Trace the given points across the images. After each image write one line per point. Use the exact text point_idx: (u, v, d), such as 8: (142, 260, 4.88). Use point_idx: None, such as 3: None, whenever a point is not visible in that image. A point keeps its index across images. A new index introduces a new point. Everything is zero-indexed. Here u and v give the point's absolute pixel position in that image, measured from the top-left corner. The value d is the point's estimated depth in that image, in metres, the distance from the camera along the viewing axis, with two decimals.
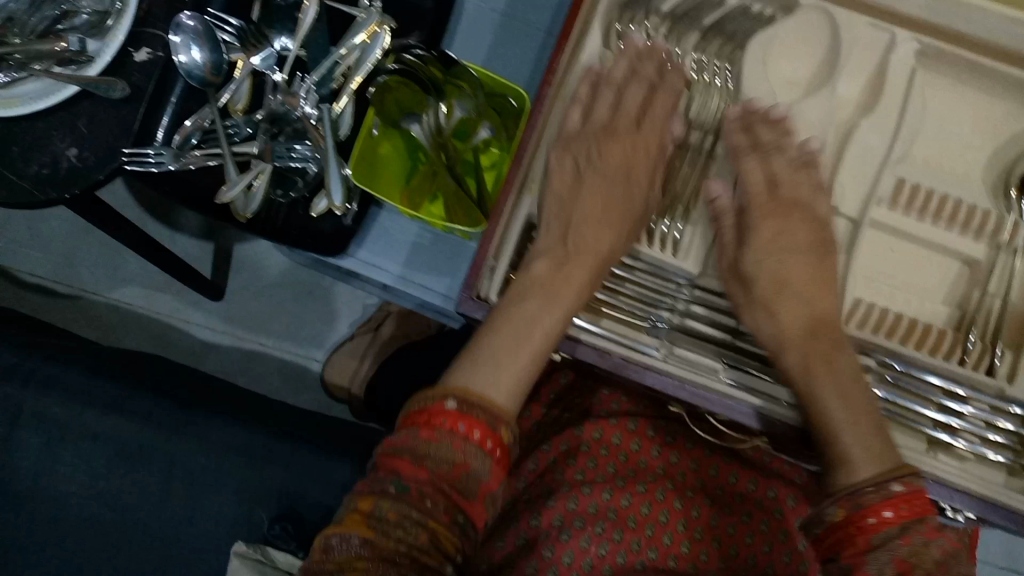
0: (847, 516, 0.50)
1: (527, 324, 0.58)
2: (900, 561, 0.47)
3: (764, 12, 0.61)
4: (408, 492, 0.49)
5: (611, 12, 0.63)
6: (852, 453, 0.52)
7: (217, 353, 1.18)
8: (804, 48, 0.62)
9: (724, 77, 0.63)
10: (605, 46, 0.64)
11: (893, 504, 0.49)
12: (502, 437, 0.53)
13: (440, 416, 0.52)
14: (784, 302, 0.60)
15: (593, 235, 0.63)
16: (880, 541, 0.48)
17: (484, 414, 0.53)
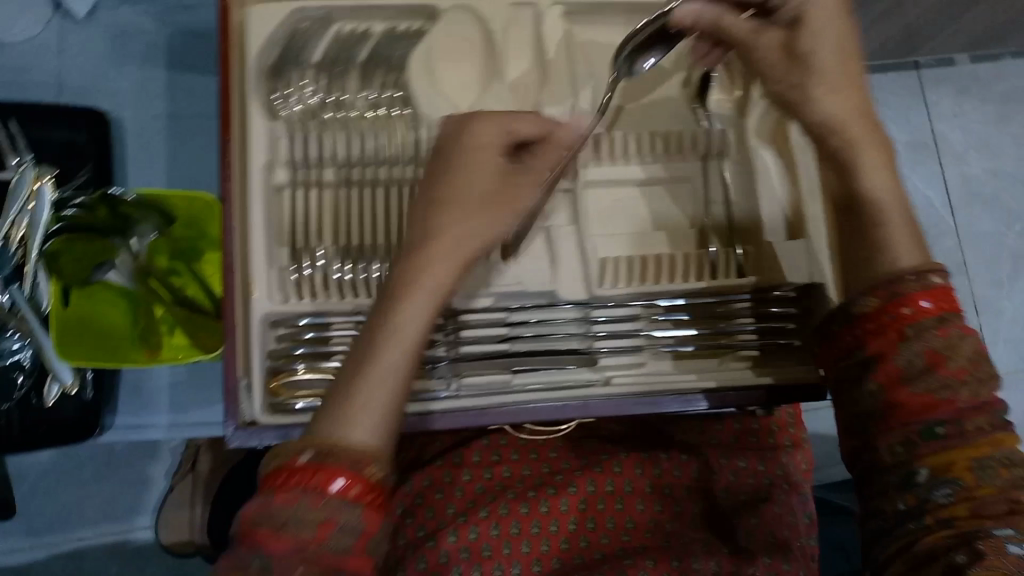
0: (885, 304, 0.46)
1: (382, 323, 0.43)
2: (933, 352, 0.45)
3: (410, 28, 0.61)
4: (272, 567, 0.37)
5: (260, 79, 0.59)
6: (896, 235, 0.47)
7: None
8: (462, 58, 0.61)
9: (400, 106, 0.61)
10: (265, 125, 0.59)
11: (932, 294, 0.45)
12: (375, 477, 0.40)
13: (293, 473, 0.39)
14: (824, 98, 0.49)
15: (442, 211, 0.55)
16: (913, 331, 0.45)
17: (349, 458, 0.40)
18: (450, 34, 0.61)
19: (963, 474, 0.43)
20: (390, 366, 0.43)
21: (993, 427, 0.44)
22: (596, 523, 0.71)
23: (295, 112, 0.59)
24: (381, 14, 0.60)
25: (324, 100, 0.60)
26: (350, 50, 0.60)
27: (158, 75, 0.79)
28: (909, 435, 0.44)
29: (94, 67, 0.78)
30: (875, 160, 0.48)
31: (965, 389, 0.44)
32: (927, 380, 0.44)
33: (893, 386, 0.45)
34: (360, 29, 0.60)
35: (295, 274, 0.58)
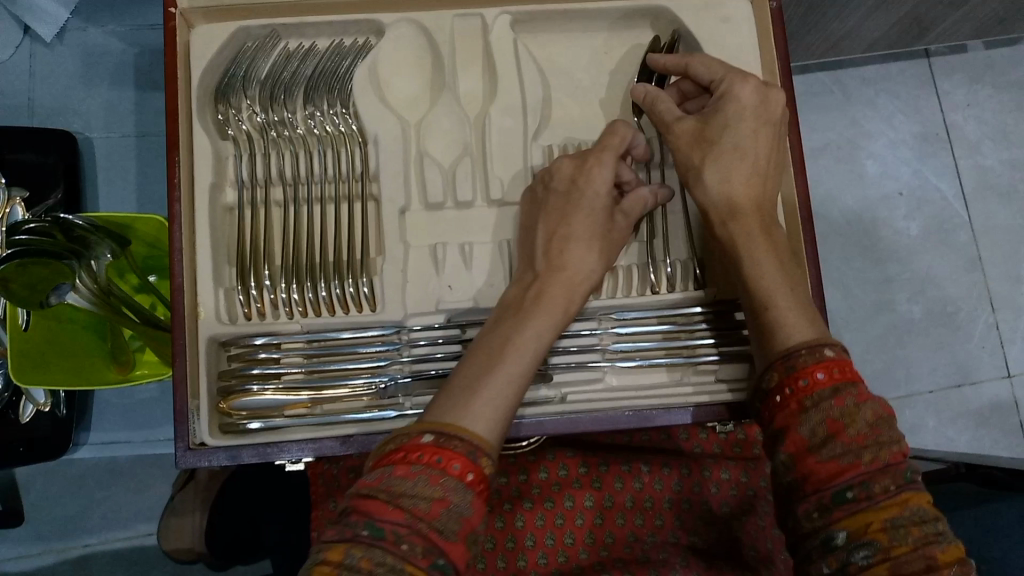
0: (784, 379, 0.43)
1: (500, 344, 0.46)
2: (833, 421, 0.40)
3: (356, 41, 0.61)
4: (383, 535, 0.37)
5: (202, 102, 0.59)
6: (787, 315, 0.46)
7: None
8: (414, 74, 0.61)
9: (347, 121, 0.60)
10: (215, 141, 0.59)
11: (825, 365, 0.42)
12: (487, 471, 0.40)
13: (416, 451, 0.40)
14: (719, 172, 0.51)
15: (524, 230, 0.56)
16: (812, 402, 0.41)
17: (466, 446, 0.40)
18: (394, 57, 0.61)
19: (877, 535, 0.37)
20: (509, 374, 0.45)
21: (898, 487, 0.38)
22: (573, 537, 0.65)
23: (241, 129, 0.59)
24: (327, 29, 0.60)
25: (268, 120, 0.60)
26: (299, 63, 0.60)
27: (128, 97, 0.85)
28: (822, 500, 0.39)
29: (63, 88, 0.85)
30: (759, 250, 0.48)
31: (868, 451, 0.39)
32: (830, 449, 0.39)
33: (802, 456, 0.40)
34: (305, 47, 0.61)
35: (243, 293, 0.57)
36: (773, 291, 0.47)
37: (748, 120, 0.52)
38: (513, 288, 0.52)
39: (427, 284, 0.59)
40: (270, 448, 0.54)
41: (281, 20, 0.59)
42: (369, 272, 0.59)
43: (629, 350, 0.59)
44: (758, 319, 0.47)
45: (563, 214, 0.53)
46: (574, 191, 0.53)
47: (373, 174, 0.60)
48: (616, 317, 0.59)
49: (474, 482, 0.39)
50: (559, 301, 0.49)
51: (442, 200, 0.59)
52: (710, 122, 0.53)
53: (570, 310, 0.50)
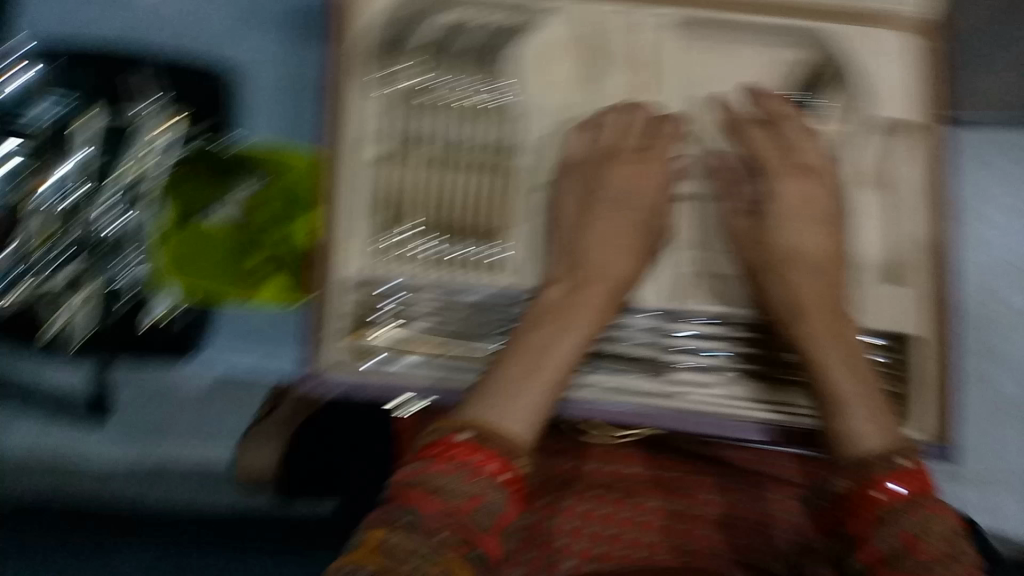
0: (857, 487, 0.54)
1: (540, 351, 0.62)
2: (907, 536, 0.51)
3: (505, 24, 0.68)
4: (419, 516, 0.50)
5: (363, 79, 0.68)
6: (852, 399, 0.59)
7: None
8: (560, 64, 0.69)
9: (491, 91, 0.68)
10: (369, 95, 0.68)
11: (909, 483, 0.54)
12: (519, 473, 0.55)
13: (453, 448, 0.53)
14: (783, 280, 0.67)
15: (603, 258, 0.68)
16: (886, 514, 0.52)
17: (493, 450, 0.54)
18: (545, 49, 0.69)
19: None
20: (551, 379, 0.60)
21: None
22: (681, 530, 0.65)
23: (397, 88, 0.68)
24: (478, 8, 0.68)
25: (421, 82, 0.68)
26: (452, 35, 0.68)
27: (278, 46, 0.87)
28: None
29: (224, 25, 0.86)
30: (836, 361, 0.62)
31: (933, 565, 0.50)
32: (902, 559, 0.50)
33: (877, 564, 0.51)
34: (457, 21, 0.68)
35: (385, 236, 0.68)
36: (841, 390, 0.60)
37: (812, 224, 0.69)
38: (550, 292, 0.66)
39: None
40: (395, 380, 0.67)
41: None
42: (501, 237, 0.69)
43: (709, 349, 0.67)
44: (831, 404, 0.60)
45: (577, 231, 0.70)
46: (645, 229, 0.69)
47: (508, 147, 0.69)
48: (697, 319, 0.67)
49: (506, 485, 0.53)
50: (595, 299, 0.66)
51: None
52: (766, 219, 0.70)
53: (595, 321, 0.65)
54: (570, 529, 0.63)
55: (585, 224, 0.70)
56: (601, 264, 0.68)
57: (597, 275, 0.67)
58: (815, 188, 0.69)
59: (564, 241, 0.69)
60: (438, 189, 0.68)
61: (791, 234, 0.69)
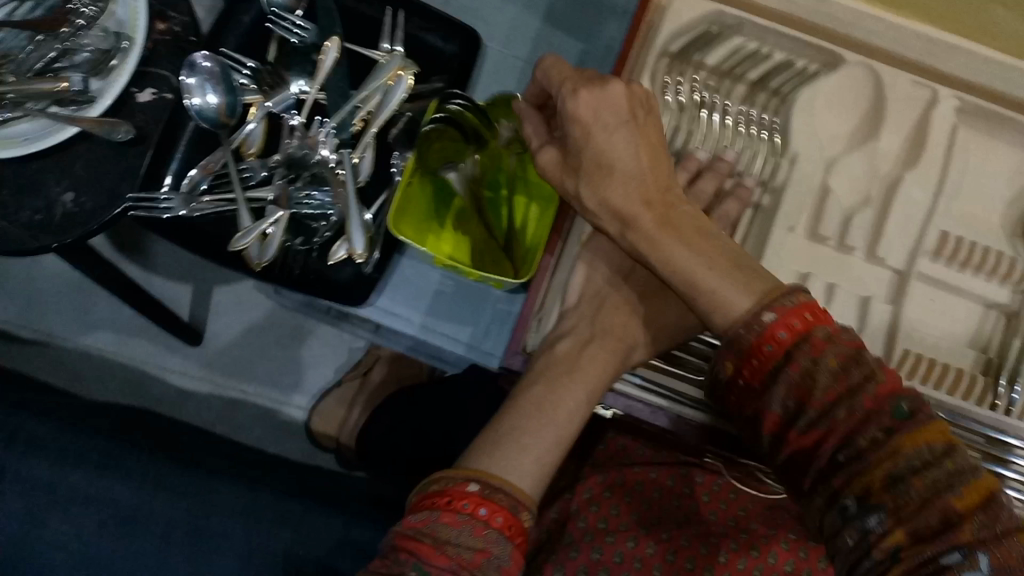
0: (738, 363, 0.46)
1: (550, 404, 0.53)
2: (800, 388, 0.44)
3: (807, 66, 0.63)
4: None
5: (658, 63, 0.63)
6: (723, 287, 0.48)
7: (193, 400, 1.14)
8: (848, 112, 0.63)
9: (772, 131, 0.63)
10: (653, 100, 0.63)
11: (785, 322, 0.44)
12: (524, 524, 0.46)
13: (462, 500, 0.45)
14: (599, 193, 0.53)
15: (622, 323, 0.58)
16: (772, 376, 0.45)
17: (508, 499, 0.46)
18: (836, 90, 0.62)
19: (882, 497, 0.41)
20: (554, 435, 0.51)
21: (886, 434, 0.42)
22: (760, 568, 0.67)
23: (679, 98, 0.63)
24: (788, 42, 0.62)
25: (705, 101, 0.63)
26: (748, 62, 0.63)
27: (531, 23, 0.81)
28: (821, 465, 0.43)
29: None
30: (712, 277, 0.48)
31: (840, 406, 0.43)
32: (807, 418, 0.44)
33: (784, 430, 0.45)
34: (762, 52, 0.63)
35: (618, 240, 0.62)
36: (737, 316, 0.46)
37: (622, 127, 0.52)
38: (568, 341, 0.57)
39: None
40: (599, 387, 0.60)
41: (756, 18, 0.61)
42: None
43: None
44: (703, 298, 0.49)
45: (614, 308, 0.59)
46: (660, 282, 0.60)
47: (775, 185, 0.62)
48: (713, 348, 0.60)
49: (513, 534, 0.45)
50: (607, 366, 0.55)
51: (830, 237, 0.60)
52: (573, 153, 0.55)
53: (608, 372, 0.55)
54: (641, 565, 0.66)
55: (598, 296, 0.60)
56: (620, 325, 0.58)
57: (614, 329, 0.57)
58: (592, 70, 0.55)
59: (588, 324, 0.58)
60: None
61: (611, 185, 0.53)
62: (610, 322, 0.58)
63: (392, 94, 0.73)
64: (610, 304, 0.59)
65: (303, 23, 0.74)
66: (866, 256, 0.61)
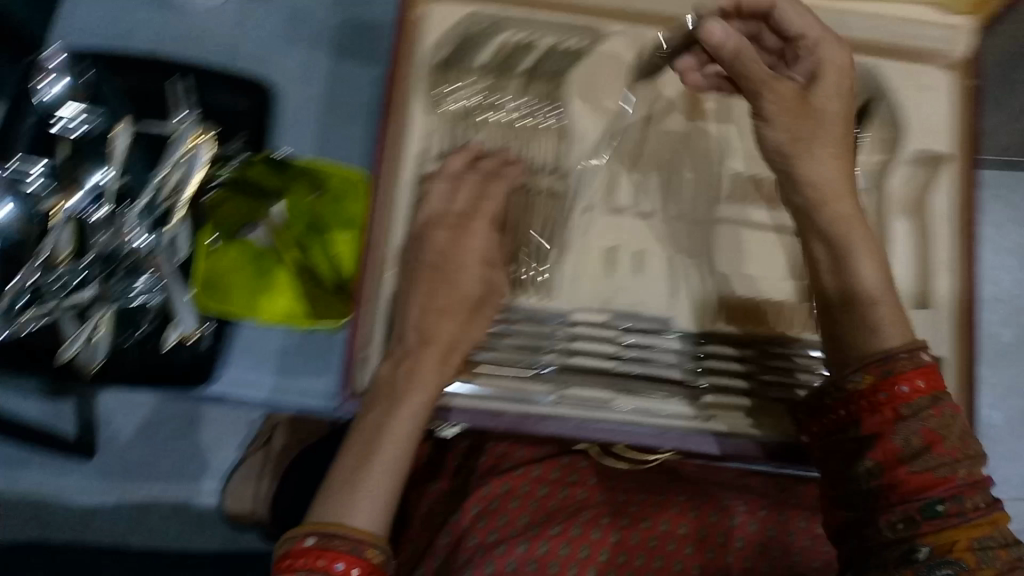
0: (877, 381, 0.48)
1: (378, 427, 0.50)
2: (928, 433, 0.46)
3: (575, 46, 0.64)
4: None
5: (428, 74, 0.62)
6: (888, 319, 0.49)
7: (100, 515, 1.05)
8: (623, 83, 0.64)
9: (553, 118, 0.63)
10: (426, 115, 0.62)
11: (916, 381, 0.47)
12: (374, 560, 0.45)
13: (301, 558, 0.44)
14: (811, 162, 0.51)
15: (438, 326, 0.55)
16: (909, 412, 0.47)
17: (348, 542, 0.44)
18: (606, 66, 0.63)
19: (963, 554, 0.43)
20: (389, 459, 0.48)
21: (988, 506, 0.45)
22: (657, 539, 0.69)
23: (455, 108, 0.62)
24: (549, 29, 0.63)
25: (481, 103, 0.62)
26: (517, 56, 0.62)
27: (310, 39, 0.77)
28: (911, 513, 0.45)
29: (246, 18, 0.77)
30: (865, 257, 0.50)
31: (961, 467, 0.46)
32: (924, 461, 0.45)
33: (894, 465, 0.46)
34: (528, 41, 0.63)
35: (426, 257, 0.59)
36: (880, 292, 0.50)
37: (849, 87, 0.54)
38: (386, 363, 0.55)
39: (599, 284, 0.61)
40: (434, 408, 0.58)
41: (512, 12, 0.62)
42: (551, 265, 0.61)
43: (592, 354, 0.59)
44: (864, 312, 0.50)
45: (438, 285, 0.57)
46: (439, 266, 0.57)
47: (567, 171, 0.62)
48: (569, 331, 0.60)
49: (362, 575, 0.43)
50: (427, 367, 0.53)
51: (626, 207, 0.62)
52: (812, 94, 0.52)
53: (442, 376, 0.54)
54: (536, 566, 0.66)
55: (439, 286, 0.57)
56: (449, 328, 0.55)
57: (438, 335, 0.55)
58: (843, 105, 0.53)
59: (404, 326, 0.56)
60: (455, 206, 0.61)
61: (814, 163, 0.51)
62: (444, 328, 0.55)
63: (195, 163, 0.71)
64: (434, 302, 0.56)
65: (86, 114, 0.71)
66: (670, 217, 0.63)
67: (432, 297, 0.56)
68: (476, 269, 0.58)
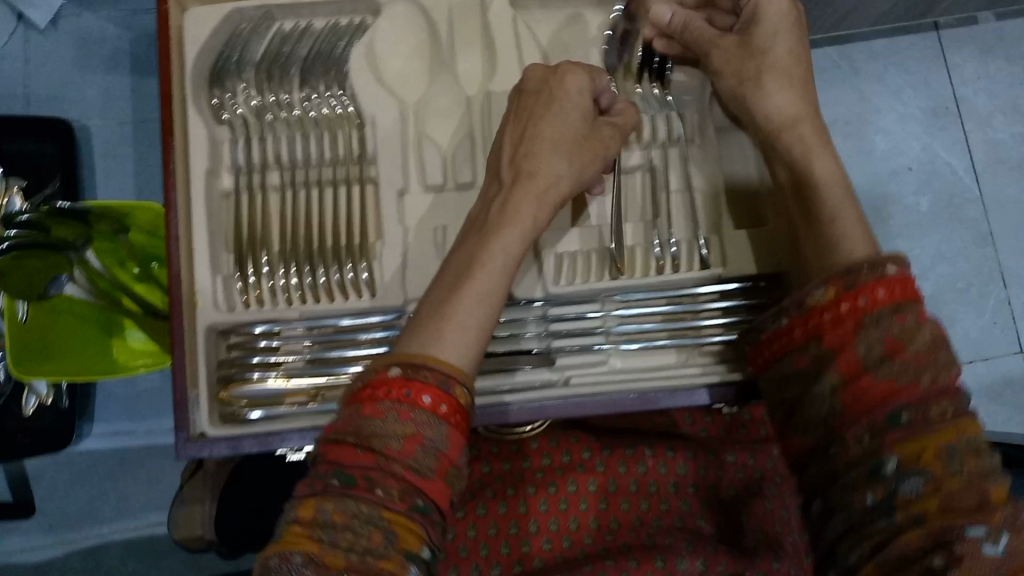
0: (839, 295, 0.40)
1: (467, 265, 0.44)
2: (892, 339, 0.38)
3: (352, 21, 0.60)
4: (355, 482, 0.36)
5: (196, 86, 0.58)
6: (851, 228, 0.43)
7: (52, 570, 0.92)
8: (412, 50, 0.60)
9: (344, 103, 0.59)
10: (210, 126, 0.58)
11: (886, 282, 0.39)
12: (462, 400, 0.39)
13: (383, 387, 0.38)
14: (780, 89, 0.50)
15: (551, 159, 0.49)
16: (870, 319, 0.39)
17: (436, 376, 0.38)
18: (390, 35, 0.59)
19: (931, 463, 0.35)
20: (478, 291, 0.42)
21: (956, 414, 0.36)
22: (558, 523, 0.64)
23: (236, 113, 0.58)
24: (321, 8, 0.59)
25: (263, 102, 0.58)
26: (293, 44, 0.59)
27: (123, 83, 0.84)
28: (875, 422, 0.36)
29: (58, 76, 0.84)
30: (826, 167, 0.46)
31: (926, 373, 0.37)
32: (887, 367, 0.37)
33: (855, 376, 0.38)
34: (301, 27, 0.60)
35: (242, 279, 0.57)
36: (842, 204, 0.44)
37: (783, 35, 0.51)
38: (481, 202, 0.50)
39: (429, 268, 0.57)
40: (271, 436, 0.54)
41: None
42: (369, 257, 0.58)
43: None
44: (821, 229, 0.44)
45: (532, 120, 0.51)
46: (545, 88, 0.52)
47: (371, 156, 0.58)
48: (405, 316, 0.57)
49: (449, 413, 0.38)
50: (528, 211, 0.47)
51: (444, 182, 0.58)
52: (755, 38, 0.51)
53: (539, 219, 0.47)
54: (467, 553, 0.64)
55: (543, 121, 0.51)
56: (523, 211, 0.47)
57: (541, 168, 0.49)
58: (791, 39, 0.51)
59: (480, 203, 0.49)
60: (287, 213, 0.58)
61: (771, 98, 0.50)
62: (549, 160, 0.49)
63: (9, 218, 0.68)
64: (522, 136, 0.51)
65: None
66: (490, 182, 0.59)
67: (537, 127, 0.50)
68: (581, 111, 0.52)
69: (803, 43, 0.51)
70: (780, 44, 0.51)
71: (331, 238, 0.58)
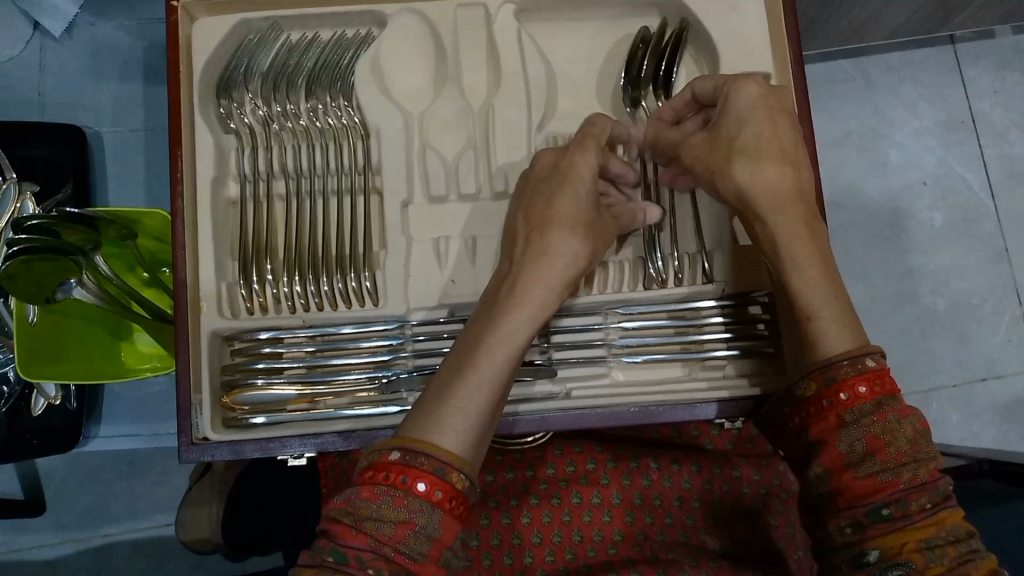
0: (819, 389, 0.42)
1: (478, 342, 0.43)
2: (873, 438, 0.40)
3: (358, 32, 0.61)
4: (348, 561, 0.36)
5: (204, 96, 0.58)
6: (829, 327, 0.43)
7: (64, 570, 0.93)
8: (418, 63, 0.60)
9: (350, 114, 0.60)
10: (218, 135, 0.59)
11: (867, 378, 0.41)
12: (460, 485, 0.38)
13: (382, 470, 0.38)
14: (750, 166, 0.47)
15: (563, 241, 0.48)
16: (852, 419, 0.41)
17: (433, 462, 0.38)
18: (393, 48, 0.60)
19: (912, 556, 0.38)
20: (489, 374, 0.42)
21: (935, 505, 0.38)
22: (561, 535, 0.62)
23: (243, 122, 0.59)
24: (329, 20, 0.60)
25: (270, 112, 0.60)
26: (299, 55, 0.60)
27: (135, 91, 0.86)
28: (857, 516, 0.40)
29: (72, 85, 0.86)
30: (806, 254, 0.45)
31: (906, 469, 0.39)
32: (867, 466, 0.40)
33: (838, 471, 0.41)
34: (308, 38, 0.61)
35: (245, 287, 0.57)
36: (817, 301, 0.43)
37: (760, 113, 0.48)
38: (494, 280, 0.49)
39: (429, 279, 0.57)
40: (272, 443, 0.54)
41: (283, 12, 0.59)
42: (372, 266, 0.58)
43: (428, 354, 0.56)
44: (800, 327, 0.44)
45: (544, 200, 0.50)
46: (556, 173, 0.51)
47: (375, 167, 0.59)
48: (416, 323, 0.57)
49: (444, 501, 0.37)
50: (541, 294, 0.46)
51: (446, 193, 0.58)
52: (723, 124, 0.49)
53: (553, 301, 0.47)
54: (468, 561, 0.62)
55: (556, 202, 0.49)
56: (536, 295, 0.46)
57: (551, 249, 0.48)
58: (764, 116, 0.48)
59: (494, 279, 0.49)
60: (294, 222, 0.59)
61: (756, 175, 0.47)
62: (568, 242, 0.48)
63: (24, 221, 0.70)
64: (535, 215, 0.50)
65: None
66: (493, 194, 0.59)
67: (552, 206, 0.49)
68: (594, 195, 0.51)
69: (777, 124, 0.48)
70: (746, 86, 0.49)
71: (336, 246, 0.58)
